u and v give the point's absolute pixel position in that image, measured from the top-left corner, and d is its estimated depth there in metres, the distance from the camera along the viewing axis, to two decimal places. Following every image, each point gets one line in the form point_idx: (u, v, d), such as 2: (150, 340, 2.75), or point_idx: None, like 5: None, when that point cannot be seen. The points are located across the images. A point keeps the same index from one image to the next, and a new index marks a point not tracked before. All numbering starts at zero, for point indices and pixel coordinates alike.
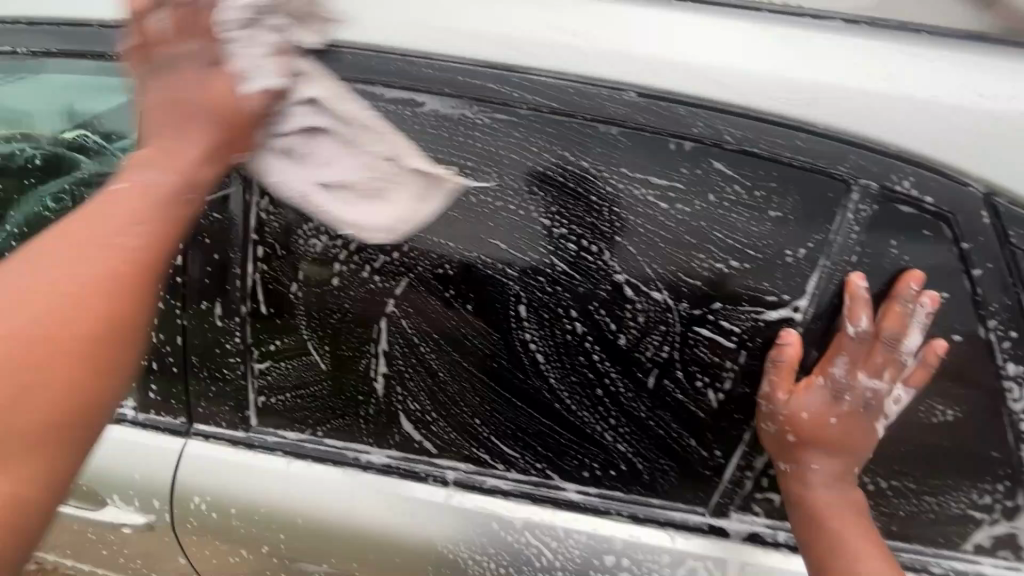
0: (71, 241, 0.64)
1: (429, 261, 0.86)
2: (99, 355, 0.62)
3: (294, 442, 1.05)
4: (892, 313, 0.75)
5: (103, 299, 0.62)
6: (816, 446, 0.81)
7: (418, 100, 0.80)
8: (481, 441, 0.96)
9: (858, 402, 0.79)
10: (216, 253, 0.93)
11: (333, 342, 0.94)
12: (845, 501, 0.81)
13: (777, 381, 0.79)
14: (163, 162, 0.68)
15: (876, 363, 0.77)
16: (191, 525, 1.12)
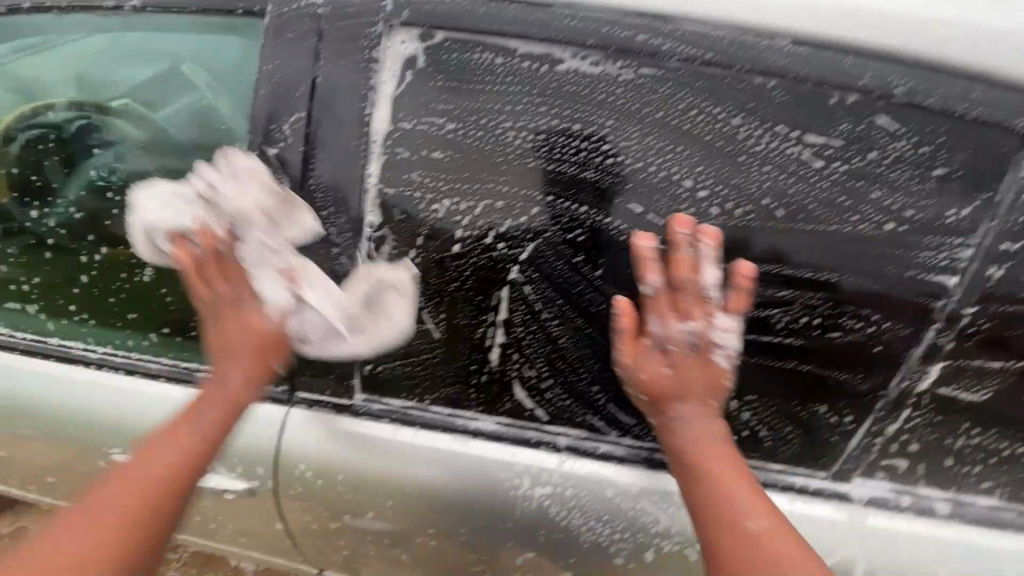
0: (174, 443, 0.89)
1: (560, 226, 0.83)
2: (164, 511, 0.84)
3: (401, 410, 1.05)
4: (682, 262, 0.79)
5: (168, 491, 0.85)
6: (663, 396, 0.88)
7: (555, 55, 0.76)
8: (597, 407, 0.96)
9: (686, 348, 0.86)
10: (332, 220, 0.91)
11: (450, 309, 0.93)
12: (708, 438, 0.86)
13: (622, 349, 0.86)
14: (236, 360, 0.93)
15: (685, 307, 0.84)
16: (294, 492, 1.13)
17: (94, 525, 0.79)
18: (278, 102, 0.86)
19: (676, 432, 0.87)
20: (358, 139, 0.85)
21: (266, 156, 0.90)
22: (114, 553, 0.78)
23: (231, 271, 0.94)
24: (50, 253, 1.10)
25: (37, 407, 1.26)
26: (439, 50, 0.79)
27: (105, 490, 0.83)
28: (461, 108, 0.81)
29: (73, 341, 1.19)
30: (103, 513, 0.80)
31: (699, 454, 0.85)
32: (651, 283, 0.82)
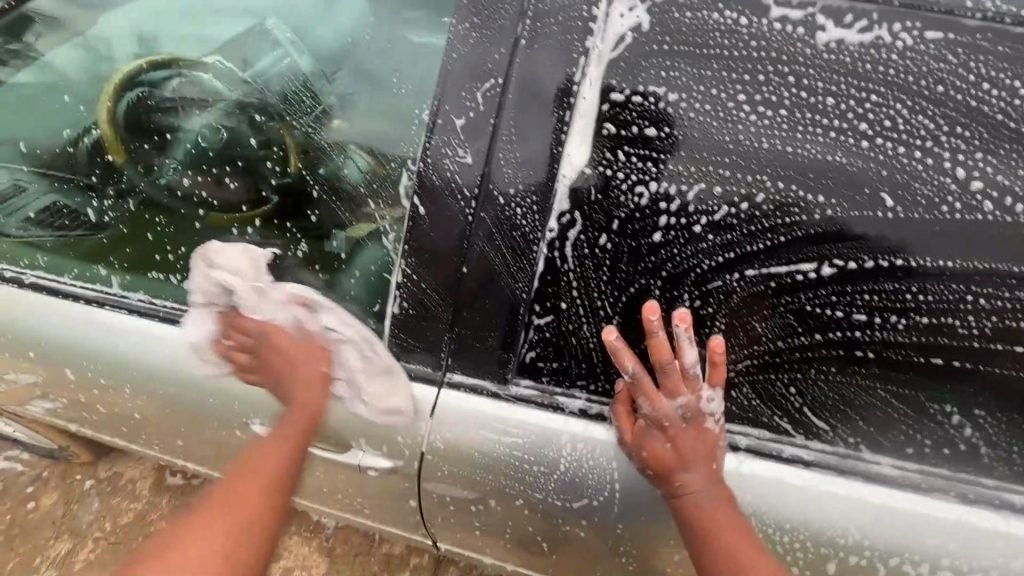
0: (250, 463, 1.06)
1: (788, 217, 0.74)
2: (258, 518, 0.98)
3: (553, 395, 0.97)
4: (658, 347, 0.84)
5: (234, 497, 0.99)
6: (668, 468, 0.94)
7: (820, 20, 0.68)
8: (788, 410, 0.87)
9: (676, 419, 0.92)
10: (517, 202, 0.83)
11: (635, 301, 0.85)
12: (720, 503, 0.91)
13: (620, 426, 0.94)
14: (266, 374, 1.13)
15: (673, 385, 0.89)
16: (437, 472, 1.12)
17: (202, 524, 0.95)
18: (473, 67, 0.79)
19: (684, 500, 0.93)
20: (561, 110, 0.77)
21: (453, 127, 0.83)
22: (221, 560, 0.92)
23: (306, 351, 1.10)
24: (198, 224, 1.19)
25: (172, 377, 1.27)
26: (675, 8, 0.72)
27: (215, 511, 0.97)
28: (691, 75, 0.71)
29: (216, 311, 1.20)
30: (222, 522, 0.95)
31: (698, 517, 0.92)
32: (629, 369, 0.87)
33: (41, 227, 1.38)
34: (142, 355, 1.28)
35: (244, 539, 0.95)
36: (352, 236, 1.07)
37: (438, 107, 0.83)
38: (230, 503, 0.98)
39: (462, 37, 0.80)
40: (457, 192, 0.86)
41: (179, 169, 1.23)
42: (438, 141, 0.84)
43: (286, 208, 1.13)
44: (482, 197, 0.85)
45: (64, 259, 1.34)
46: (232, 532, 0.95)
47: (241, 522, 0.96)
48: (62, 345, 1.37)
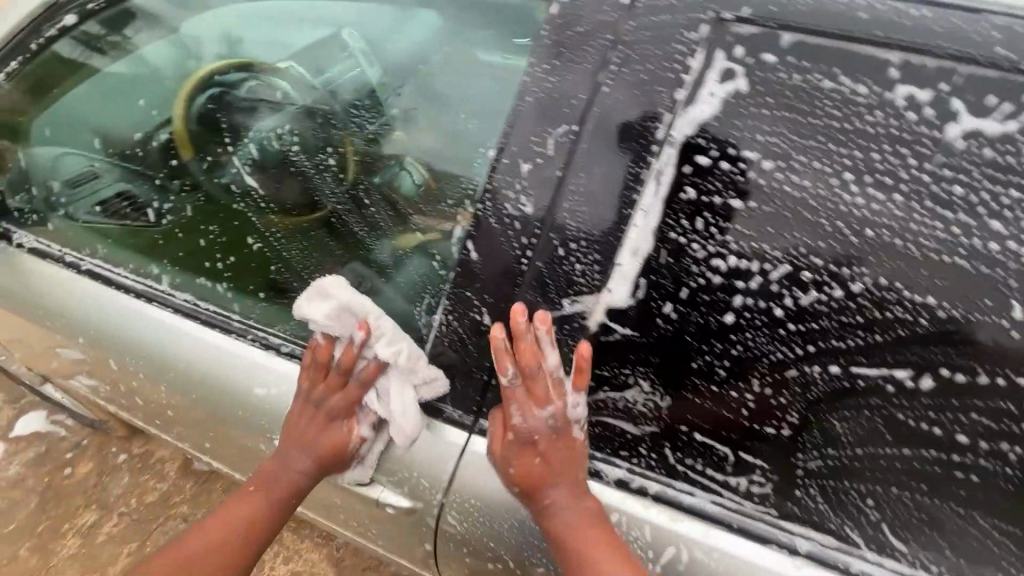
0: (238, 514, 1.18)
1: (887, 314, 0.65)
2: (249, 519, 1.17)
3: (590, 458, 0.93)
4: (525, 350, 0.82)
5: (248, 506, 1.18)
6: (538, 486, 0.91)
7: (956, 101, 0.59)
8: (860, 522, 0.77)
9: (547, 433, 0.88)
10: (577, 260, 0.77)
11: (698, 378, 0.78)
12: (587, 517, 0.89)
13: (493, 437, 0.92)
14: (308, 471, 1.13)
15: (542, 394, 0.86)
16: (457, 524, 1.05)
17: (240, 541, 1.16)
18: (544, 111, 0.74)
19: (552, 514, 0.91)
20: (638, 167, 0.71)
21: (518, 172, 0.77)
22: (245, 529, 1.16)
23: (334, 408, 1.06)
24: (250, 240, 1.19)
25: (208, 381, 1.26)
26: (776, 69, 0.63)
27: (213, 530, 1.16)
28: (791, 146, 0.63)
29: (255, 320, 1.18)
30: (219, 535, 1.16)
31: (567, 535, 0.89)
32: (508, 372, 0.85)
33: (108, 217, 1.42)
34: (182, 354, 1.28)
35: (242, 537, 1.16)
36: (402, 247, 1.05)
37: (502, 149, 0.78)
38: (223, 529, 1.16)
39: (537, 75, 0.74)
40: (512, 241, 0.80)
41: (243, 169, 1.23)
42: (498, 183, 0.79)
43: (346, 208, 1.11)
44: (538, 245, 0.79)
45: (124, 252, 1.37)
46: (219, 547, 1.14)
47: (247, 527, 1.16)
48: (112, 335, 1.39)
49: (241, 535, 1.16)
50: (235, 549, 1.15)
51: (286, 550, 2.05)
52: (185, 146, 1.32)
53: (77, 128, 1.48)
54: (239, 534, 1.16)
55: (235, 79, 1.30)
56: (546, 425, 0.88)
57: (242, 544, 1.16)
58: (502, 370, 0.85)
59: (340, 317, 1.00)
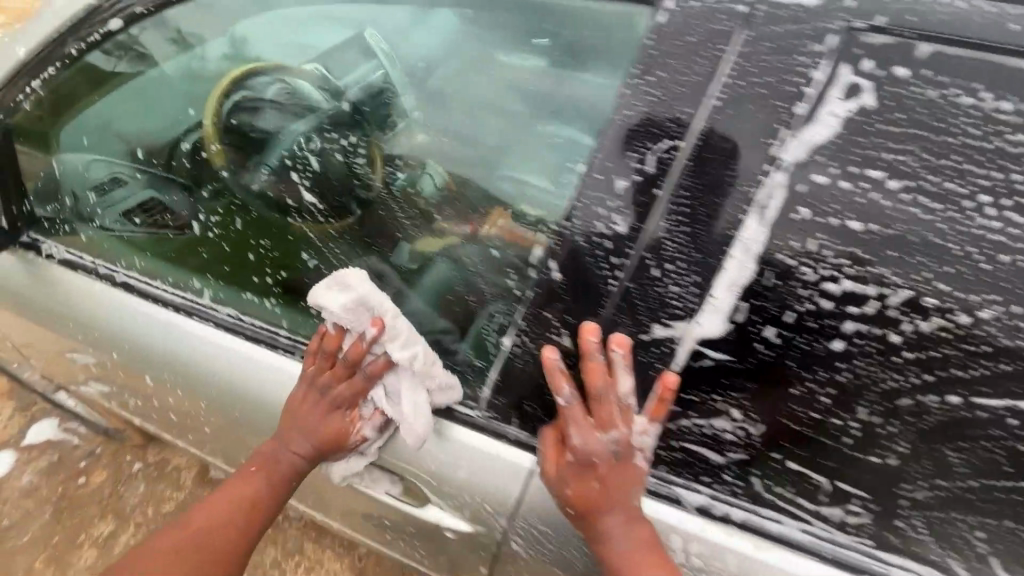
0: (235, 494, 1.15)
1: (1016, 343, 0.62)
2: (251, 500, 1.15)
3: (664, 485, 0.89)
4: (595, 373, 0.80)
5: (246, 485, 1.16)
6: (593, 509, 0.90)
7: None
8: (965, 553, 0.74)
9: (606, 456, 0.87)
10: (672, 282, 0.73)
11: (796, 405, 0.75)
12: (644, 546, 0.88)
13: (545, 458, 0.90)
14: (304, 446, 1.12)
15: (606, 417, 0.85)
16: (522, 546, 1.03)
17: (245, 522, 1.13)
18: (645, 124, 0.70)
19: (606, 539, 0.90)
20: (746, 185, 0.67)
21: (612, 188, 0.73)
22: (248, 510, 1.14)
23: (337, 398, 1.07)
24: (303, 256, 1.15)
25: (252, 400, 1.22)
26: (909, 84, 0.59)
27: (207, 515, 1.13)
28: (922, 167, 0.60)
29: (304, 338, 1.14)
30: (215, 519, 1.12)
31: (622, 560, 0.89)
32: (565, 393, 0.84)
33: (144, 229, 1.37)
34: (223, 372, 1.23)
35: (244, 517, 1.13)
36: (420, 252, 1.07)
37: (594, 164, 0.74)
38: (219, 513, 1.13)
39: (638, 86, 0.70)
40: (600, 260, 0.76)
41: (270, 176, 1.24)
42: (587, 201, 0.75)
43: (411, 220, 1.08)
44: (627, 266, 0.75)
45: (164, 265, 1.32)
46: (220, 530, 1.11)
47: (245, 508, 1.14)
48: (150, 351, 1.35)
49: (244, 512, 1.14)
50: (241, 530, 1.12)
51: (312, 562, 2.01)
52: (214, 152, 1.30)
53: (109, 136, 1.42)
54: (237, 515, 1.13)
55: (264, 82, 1.32)
56: (606, 449, 0.86)
57: (243, 526, 1.13)
58: (557, 389, 0.85)
59: (352, 311, 0.98)
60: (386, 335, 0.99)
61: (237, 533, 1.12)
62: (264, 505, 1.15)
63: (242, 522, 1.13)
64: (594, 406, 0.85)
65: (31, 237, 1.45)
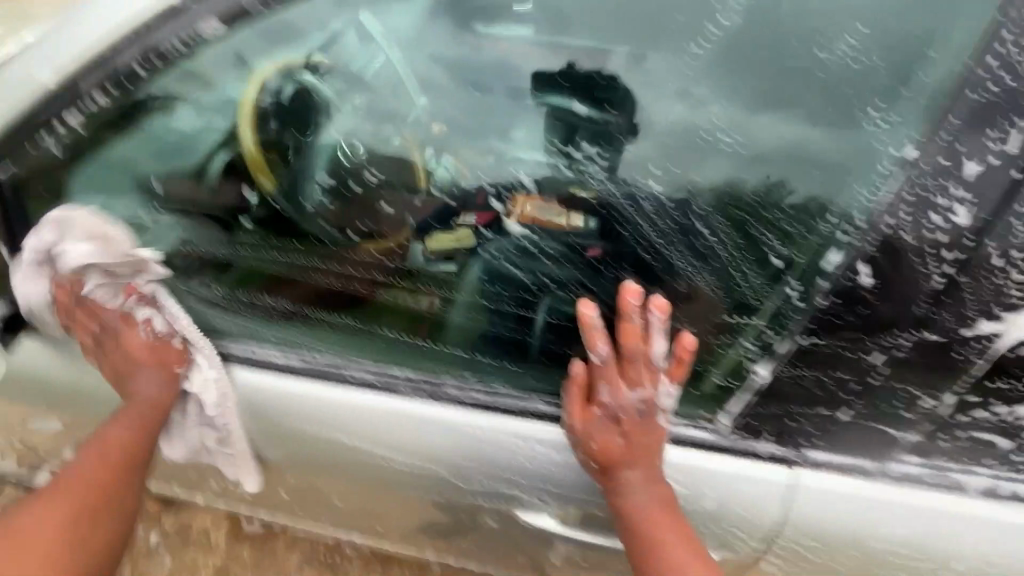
0: (70, 480, 1.01)
1: None
2: (111, 471, 1.03)
3: (937, 471, 0.84)
4: (631, 333, 0.83)
5: (114, 450, 1.04)
6: (611, 464, 0.90)
7: None
8: None
9: (634, 415, 0.89)
10: (1016, 270, 0.66)
11: None
12: (655, 499, 0.90)
13: (572, 414, 0.90)
14: (143, 390, 1.04)
15: (634, 376, 0.86)
16: (774, 562, 0.95)
17: (107, 497, 1.02)
18: (1011, 98, 0.60)
19: (624, 499, 0.91)
20: None
21: (959, 174, 0.63)
22: (109, 475, 1.03)
23: (128, 330, 1.03)
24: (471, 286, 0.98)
25: (438, 467, 1.03)
26: None
27: (87, 472, 1.02)
28: None
29: (505, 387, 0.97)
30: (88, 475, 1.02)
31: (637, 515, 0.90)
32: (600, 351, 0.86)
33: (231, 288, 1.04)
34: (393, 441, 1.03)
35: (116, 469, 1.03)
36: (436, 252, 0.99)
37: (940, 149, 0.64)
38: (78, 478, 1.01)
39: (995, 52, 0.60)
40: (927, 257, 0.68)
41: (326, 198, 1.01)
42: (923, 193, 0.65)
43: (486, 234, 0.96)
44: (964, 259, 0.67)
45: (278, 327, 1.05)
46: (92, 491, 1.01)
47: (127, 452, 1.04)
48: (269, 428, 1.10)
49: (113, 478, 1.03)
50: (98, 508, 1.01)
51: None
52: (259, 169, 1.01)
53: (137, 177, 1.01)
54: (103, 470, 1.02)
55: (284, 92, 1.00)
56: (631, 408, 0.88)
57: (101, 511, 1.01)
58: (592, 347, 0.86)
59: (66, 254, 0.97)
60: (77, 245, 0.97)
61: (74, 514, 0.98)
62: (130, 473, 1.05)
63: (87, 496, 1.00)
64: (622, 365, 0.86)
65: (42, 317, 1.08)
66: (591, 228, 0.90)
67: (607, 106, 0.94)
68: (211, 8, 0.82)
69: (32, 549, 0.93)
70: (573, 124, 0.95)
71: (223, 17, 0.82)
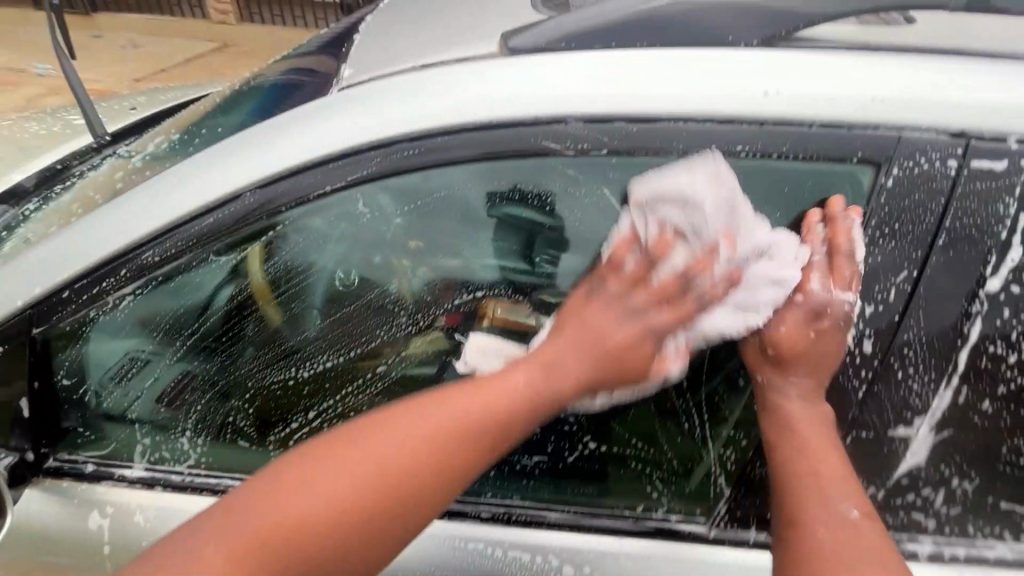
0: (400, 445, 0.78)
1: None
2: (430, 498, 0.78)
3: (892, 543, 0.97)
4: (839, 231, 0.82)
5: (428, 460, 0.78)
6: (785, 362, 0.87)
7: None
8: None
9: (839, 317, 0.84)
10: (913, 381, 0.87)
11: (989, 458, 0.91)
12: (816, 413, 0.87)
13: (766, 297, 0.88)
14: (546, 373, 0.85)
15: (834, 278, 0.83)
16: None
17: (380, 509, 0.76)
18: (884, 264, 0.83)
19: (778, 395, 0.88)
20: (968, 303, 0.83)
21: (860, 314, 0.85)
22: (383, 510, 0.76)
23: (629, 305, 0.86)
24: None
25: None
26: None
27: (353, 437, 0.80)
28: None
29: (519, 499, 1.05)
30: (395, 452, 0.78)
31: (783, 435, 0.86)
32: (813, 250, 0.84)
33: (259, 425, 1.07)
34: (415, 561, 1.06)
35: (447, 451, 0.79)
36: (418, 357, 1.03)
37: None
38: (356, 464, 0.77)
39: (869, 232, 0.83)
40: (849, 374, 0.89)
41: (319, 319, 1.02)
42: None
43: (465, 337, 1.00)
44: (879, 372, 0.87)
45: None
46: (365, 489, 0.76)
47: (442, 429, 0.80)
48: None
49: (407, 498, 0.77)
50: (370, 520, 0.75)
51: None
52: (264, 296, 1.01)
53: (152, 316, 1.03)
54: (387, 456, 0.78)
55: (309, 224, 0.97)
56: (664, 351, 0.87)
57: (365, 528, 0.75)
58: (811, 245, 0.84)
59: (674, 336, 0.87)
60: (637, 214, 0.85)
61: (367, 491, 0.76)
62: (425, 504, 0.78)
63: (358, 513, 0.75)
64: (831, 230, 0.83)
65: (59, 461, 1.13)
66: None
67: (548, 208, 0.92)
68: (274, 195, 0.94)
69: (314, 505, 0.75)
70: (517, 228, 0.94)
71: (284, 198, 0.94)
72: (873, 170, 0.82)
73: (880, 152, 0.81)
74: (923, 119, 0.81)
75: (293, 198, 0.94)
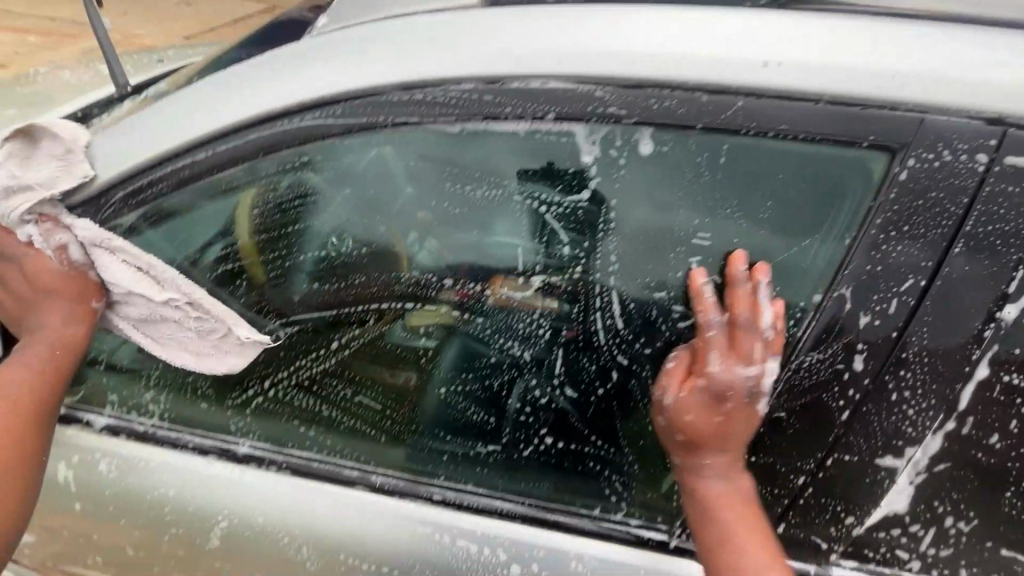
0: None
1: None
2: (17, 449, 0.94)
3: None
4: (743, 299, 0.73)
5: (10, 418, 0.94)
6: (698, 446, 0.79)
7: None
8: None
9: (742, 395, 0.75)
10: (909, 406, 0.77)
11: (993, 498, 0.80)
12: (740, 497, 0.80)
13: (668, 380, 0.79)
14: (43, 336, 0.97)
15: (744, 350, 0.74)
16: None
17: (1, 477, 0.92)
18: (883, 274, 0.73)
19: (697, 479, 0.81)
20: (982, 324, 0.72)
21: (854, 326, 0.75)
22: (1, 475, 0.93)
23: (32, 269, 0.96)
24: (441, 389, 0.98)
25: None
26: None
27: None
28: None
29: (472, 485, 1.00)
30: None
31: (708, 528, 0.80)
32: (714, 319, 0.74)
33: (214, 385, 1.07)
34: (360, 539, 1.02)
35: (16, 431, 0.94)
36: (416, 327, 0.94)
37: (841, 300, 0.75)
38: None
39: (872, 233, 0.72)
40: (834, 393, 0.78)
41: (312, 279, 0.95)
42: (831, 334, 0.76)
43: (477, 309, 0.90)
44: (872, 391, 0.77)
45: (266, 426, 1.07)
46: None
47: (20, 403, 0.95)
48: (231, 530, 1.06)
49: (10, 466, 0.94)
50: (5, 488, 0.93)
51: None
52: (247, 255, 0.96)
53: None
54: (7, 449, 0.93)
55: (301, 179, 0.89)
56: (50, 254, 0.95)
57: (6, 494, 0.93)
58: (706, 314, 0.74)
59: (123, 256, 0.96)
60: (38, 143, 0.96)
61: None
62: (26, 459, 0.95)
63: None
64: (730, 299, 0.74)
65: None
66: (564, 312, 0.86)
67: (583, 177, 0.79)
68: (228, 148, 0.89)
69: None
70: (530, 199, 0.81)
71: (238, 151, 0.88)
72: (888, 157, 0.70)
73: (895, 138, 0.69)
74: (952, 102, 0.68)
75: (246, 153, 0.88)
